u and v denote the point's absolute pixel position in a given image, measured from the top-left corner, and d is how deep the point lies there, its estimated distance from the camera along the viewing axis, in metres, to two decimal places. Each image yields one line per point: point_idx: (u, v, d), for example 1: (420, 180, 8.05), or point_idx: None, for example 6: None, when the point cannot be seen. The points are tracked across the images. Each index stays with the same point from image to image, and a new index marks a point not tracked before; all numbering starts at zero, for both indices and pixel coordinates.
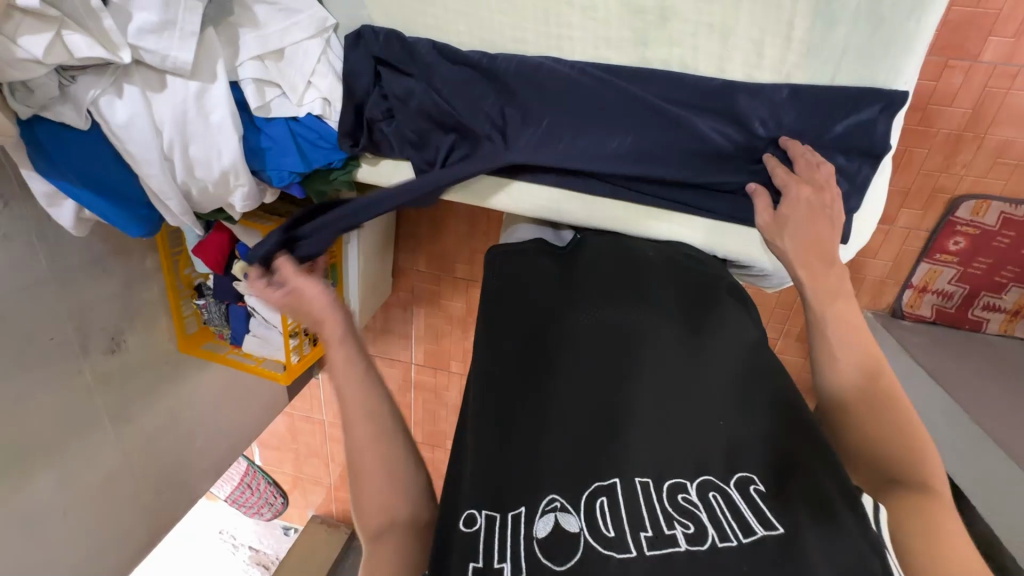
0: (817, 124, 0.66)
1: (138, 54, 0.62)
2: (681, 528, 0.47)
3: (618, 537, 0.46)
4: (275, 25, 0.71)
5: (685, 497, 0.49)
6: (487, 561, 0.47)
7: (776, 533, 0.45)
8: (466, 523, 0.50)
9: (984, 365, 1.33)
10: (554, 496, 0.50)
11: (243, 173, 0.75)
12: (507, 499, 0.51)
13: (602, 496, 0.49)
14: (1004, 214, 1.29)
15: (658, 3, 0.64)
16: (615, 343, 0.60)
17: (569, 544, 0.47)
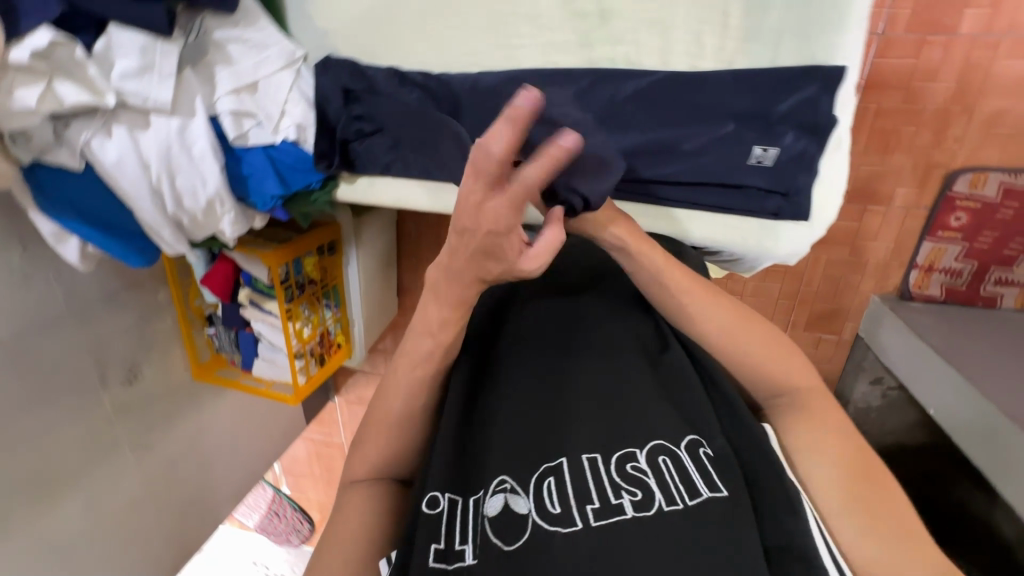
0: (763, 104, 0.68)
1: (122, 97, 0.68)
2: (628, 496, 0.50)
3: (564, 512, 0.49)
4: (248, 59, 0.76)
5: (635, 466, 0.52)
6: (449, 543, 0.51)
7: (719, 495, 0.50)
8: (429, 505, 0.53)
9: (1000, 342, 1.28)
10: (503, 477, 0.52)
11: (228, 200, 0.80)
12: (465, 480, 0.56)
13: (550, 477, 0.52)
14: (1004, 185, 1.26)
15: (598, 5, 0.68)
16: (563, 332, 0.63)
17: (517, 524, 0.50)
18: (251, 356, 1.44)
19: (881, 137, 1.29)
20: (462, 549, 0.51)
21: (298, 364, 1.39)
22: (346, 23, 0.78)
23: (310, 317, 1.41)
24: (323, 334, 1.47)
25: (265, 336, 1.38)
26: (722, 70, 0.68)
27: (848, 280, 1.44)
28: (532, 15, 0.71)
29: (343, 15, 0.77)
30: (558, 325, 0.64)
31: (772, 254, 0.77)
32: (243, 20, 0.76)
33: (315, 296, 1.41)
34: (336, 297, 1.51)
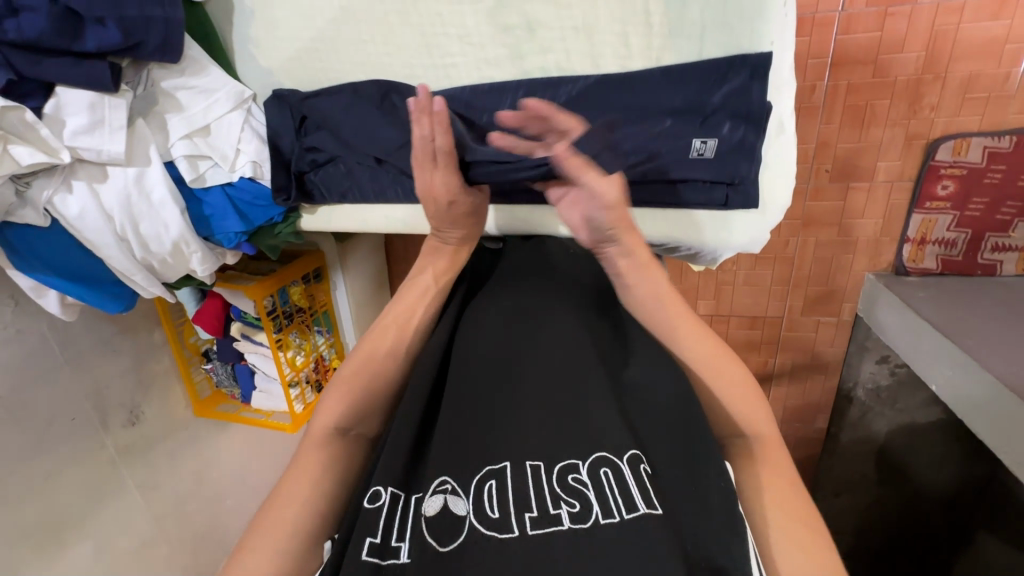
0: (696, 96, 0.69)
1: (76, 153, 0.71)
2: (567, 507, 0.48)
3: (501, 518, 0.48)
4: (198, 104, 0.79)
5: (576, 478, 0.50)
6: (386, 539, 0.50)
7: (656, 513, 0.47)
8: (371, 498, 0.51)
9: (1000, 310, 1.24)
10: (445, 478, 0.52)
11: (193, 241, 0.82)
12: (410, 482, 0.54)
13: (491, 480, 0.51)
14: (988, 149, 1.22)
15: (522, 18, 0.69)
16: (521, 330, 0.62)
17: (452, 526, 0.49)
18: (249, 388, 1.47)
19: (854, 113, 1.26)
20: (398, 546, 0.50)
21: (293, 393, 1.42)
22: (288, 59, 0.80)
23: (301, 345, 1.43)
24: (317, 361, 1.49)
25: (259, 367, 1.41)
26: (651, 68, 0.69)
27: (839, 261, 1.40)
28: (461, 33, 0.73)
29: (283, 52, 0.80)
30: (515, 332, 0.62)
31: (728, 245, 0.76)
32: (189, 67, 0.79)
33: (305, 323, 1.44)
34: (328, 322, 1.53)
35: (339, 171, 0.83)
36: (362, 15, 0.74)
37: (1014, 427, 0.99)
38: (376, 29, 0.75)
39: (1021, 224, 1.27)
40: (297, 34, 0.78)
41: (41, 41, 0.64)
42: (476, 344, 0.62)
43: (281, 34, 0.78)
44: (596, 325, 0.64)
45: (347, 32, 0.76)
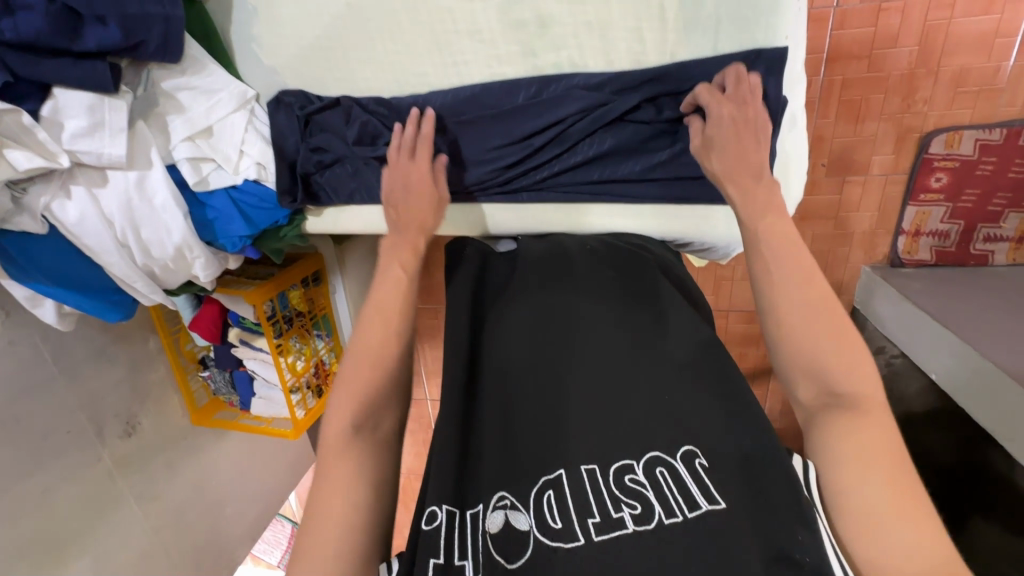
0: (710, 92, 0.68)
1: (75, 157, 0.68)
2: (628, 510, 0.49)
3: (565, 527, 0.49)
4: (199, 106, 0.76)
5: (633, 479, 0.50)
6: (448, 558, 0.51)
7: (718, 507, 0.47)
8: (428, 520, 0.53)
9: (994, 299, 1.26)
10: (503, 493, 0.53)
11: (197, 246, 0.80)
12: (464, 495, 0.56)
13: (549, 490, 0.52)
14: (980, 142, 1.25)
15: (535, 14, 0.68)
16: (555, 331, 0.62)
17: (519, 541, 0.50)
18: (248, 395, 1.44)
19: (849, 107, 1.27)
20: (462, 564, 0.51)
21: (295, 399, 1.38)
22: (291, 57, 0.78)
23: (302, 350, 1.40)
24: (317, 365, 1.46)
25: (259, 373, 1.39)
26: (666, 63, 0.69)
27: (836, 254, 1.43)
28: (471, 29, 0.71)
29: (286, 51, 0.77)
30: (544, 335, 0.62)
31: (743, 239, 0.77)
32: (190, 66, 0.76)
33: (305, 327, 1.41)
34: (327, 325, 1.51)
35: (347, 172, 0.81)
36: (369, 11, 0.73)
37: (1015, 415, 1.02)
38: (384, 25, 0.73)
39: (1012, 215, 1.30)
40: (301, 31, 0.76)
41: (39, 40, 0.61)
42: (508, 352, 0.62)
43: (283, 31, 0.76)
44: (630, 312, 0.64)
45: (354, 29, 0.74)
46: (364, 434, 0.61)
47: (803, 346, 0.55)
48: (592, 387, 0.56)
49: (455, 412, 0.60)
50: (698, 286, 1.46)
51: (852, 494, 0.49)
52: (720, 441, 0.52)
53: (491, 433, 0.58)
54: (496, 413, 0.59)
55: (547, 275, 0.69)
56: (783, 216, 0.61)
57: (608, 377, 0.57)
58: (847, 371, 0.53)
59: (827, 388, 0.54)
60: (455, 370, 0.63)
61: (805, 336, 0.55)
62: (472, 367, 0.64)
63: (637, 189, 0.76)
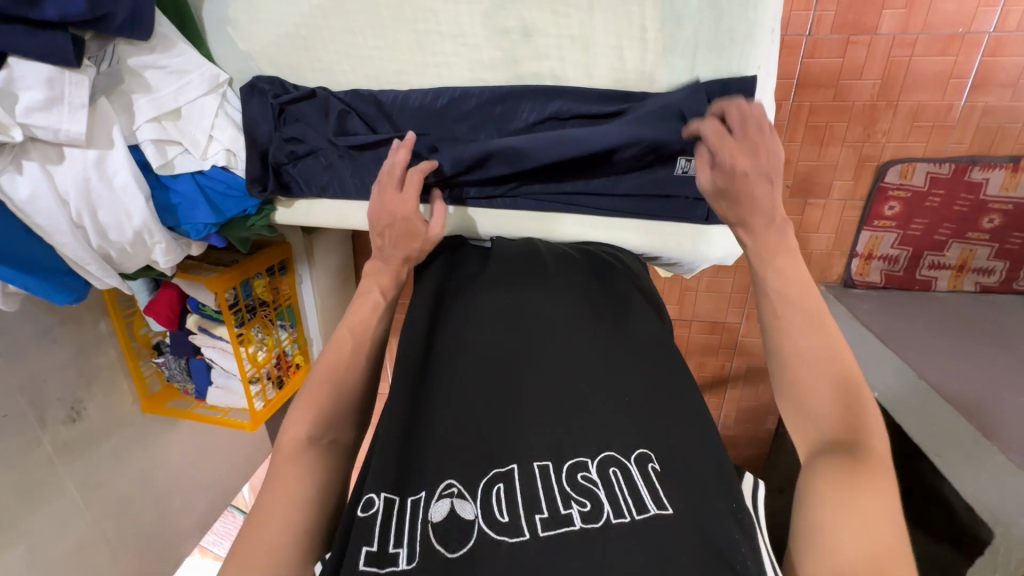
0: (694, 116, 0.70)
1: (28, 131, 0.64)
2: (578, 507, 0.50)
3: (511, 521, 0.49)
4: (168, 87, 0.74)
5: (586, 476, 0.52)
6: (382, 546, 0.50)
7: (665, 511, 0.48)
8: (364, 507, 0.52)
9: (934, 323, 1.35)
10: (451, 481, 0.53)
11: (157, 230, 0.78)
12: (408, 483, 0.54)
13: (499, 483, 0.52)
14: (930, 174, 1.33)
15: (519, 23, 0.69)
16: (515, 327, 0.65)
17: (463, 530, 0.50)
18: (204, 383, 1.39)
19: (814, 133, 1.33)
20: (395, 553, 0.49)
21: (253, 390, 1.35)
22: (268, 43, 0.76)
23: (263, 340, 1.37)
24: (279, 356, 1.43)
25: (217, 362, 1.34)
26: (645, 83, 0.70)
27: None
28: (455, 33, 0.71)
29: (264, 38, 0.75)
30: (505, 334, 0.64)
31: (706, 258, 0.79)
32: (159, 44, 0.73)
33: (268, 317, 1.38)
34: (291, 317, 1.47)
35: (319, 167, 0.79)
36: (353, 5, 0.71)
37: (945, 432, 1.09)
38: (368, 20, 0.72)
39: (955, 245, 1.38)
40: (279, 19, 0.74)
41: None
42: (468, 344, 0.64)
43: (261, 16, 0.74)
44: (589, 315, 0.66)
45: (337, 21, 0.73)
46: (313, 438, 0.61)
47: (806, 386, 0.54)
48: (546, 387, 0.59)
49: (405, 404, 0.59)
50: (664, 295, 1.50)
51: (830, 541, 0.45)
52: (666, 442, 0.55)
53: (441, 425, 0.58)
54: (447, 396, 0.60)
55: (510, 275, 0.71)
56: (794, 259, 0.61)
57: (562, 377, 0.59)
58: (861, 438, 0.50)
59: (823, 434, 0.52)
60: (413, 361, 0.63)
61: (810, 384, 0.54)
62: (426, 359, 0.64)
63: (609, 202, 0.78)
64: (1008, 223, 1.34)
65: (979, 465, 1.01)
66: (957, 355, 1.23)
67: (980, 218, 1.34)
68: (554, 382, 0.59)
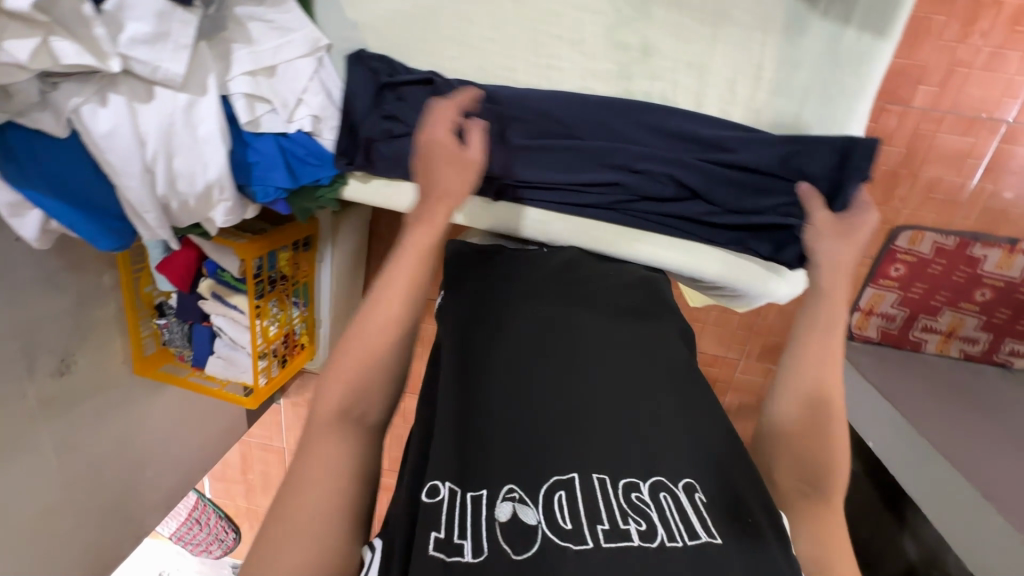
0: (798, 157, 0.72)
1: (126, 64, 0.60)
2: (635, 524, 0.49)
3: (575, 529, 0.48)
4: (270, 43, 0.70)
5: (638, 496, 0.51)
6: (449, 534, 0.48)
7: (716, 542, 0.47)
8: (430, 493, 0.50)
9: (923, 382, 1.43)
10: (512, 486, 0.52)
11: (229, 187, 0.74)
12: (472, 476, 0.52)
13: (560, 490, 0.51)
14: (936, 244, 1.41)
15: (641, 41, 0.70)
16: (563, 338, 0.64)
17: (523, 534, 0.48)
18: (205, 352, 1.32)
19: None
20: (461, 543, 0.47)
21: (261, 365, 1.29)
22: (379, 15, 0.74)
23: (278, 315, 1.31)
24: (288, 334, 1.38)
25: (225, 332, 1.28)
26: (749, 118, 0.72)
27: None
28: (574, 39, 0.71)
29: (376, 9, 0.73)
30: (552, 343, 0.64)
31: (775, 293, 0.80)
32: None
33: (285, 293, 1.32)
34: (303, 295, 1.42)
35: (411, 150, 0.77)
36: None
37: (940, 488, 1.14)
38: (489, 11, 0.72)
39: (947, 312, 1.47)
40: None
41: None
42: (516, 347, 0.63)
43: None
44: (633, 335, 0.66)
45: (455, 6, 0.72)
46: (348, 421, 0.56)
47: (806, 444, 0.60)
48: (597, 397, 0.59)
49: (456, 401, 0.58)
50: None
51: None
52: (711, 474, 0.54)
53: (495, 425, 0.56)
54: (496, 397, 0.59)
55: (553, 284, 0.71)
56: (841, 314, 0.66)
57: (614, 390, 0.59)
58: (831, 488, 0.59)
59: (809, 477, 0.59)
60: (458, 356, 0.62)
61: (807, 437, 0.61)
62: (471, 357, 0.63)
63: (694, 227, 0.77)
64: (998, 298, 1.43)
65: (971, 521, 1.07)
66: (948, 415, 1.31)
67: (974, 290, 1.44)
68: (604, 400, 0.59)
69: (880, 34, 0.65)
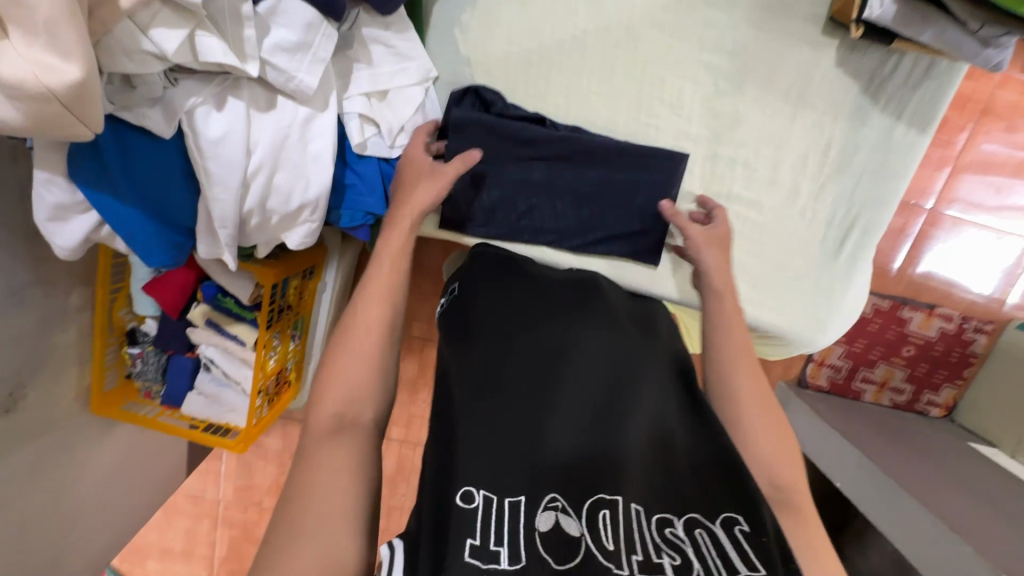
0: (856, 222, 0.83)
1: (262, 69, 0.56)
2: (668, 558, 0.44)
3: (618, 550, 0.44)
4: (389, 67, 0.68)
5: (673, 531, 0.47)
6: (484, 540, 0.42)
7: (760, 575, 0.43)
8: (465, 498, 0.44)
9: (873, 420, 1.60)
10: (553, 496, 0.47)
11: (321, 209, 0.68)
12: (511, 481, 0.47)
13: (603, 509, 0.47)
14: (876, 305, 1.64)
15: (732, 111, 0.78)
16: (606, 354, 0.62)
17: (567, 548, 0.43)
18: (182, 388, 1.16)
19: None
20: (496, 550, 0.41)
21: (258, 402, 1.15)
22: (497, 55, 0.75)
23: (279, 348, 1.19)
24: (282, 370, 1.24)
25: (218, 364, 1.14)
26: (815, 189, 0.82)
27: (764, 366, 1.70)
28: (673, 103, 0.77)
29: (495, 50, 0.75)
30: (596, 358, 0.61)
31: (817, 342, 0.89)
32: (392, 23, 0.68)
33: (288, 324, 1.20)
34: (301, 326, 1.29)
35: (514, 174, 0.77)
36: (592, 49, 0.75)
37: None
38: (602, 67, 0.76)
39: (881, 365, 1.67)
40: (519, 38, 0.74)
41: None
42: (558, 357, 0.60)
43: (495, 33, 0.74)
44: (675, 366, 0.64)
45: (571, 57, 0.75)
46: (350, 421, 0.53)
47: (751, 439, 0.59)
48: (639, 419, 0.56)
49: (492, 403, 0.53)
50: None
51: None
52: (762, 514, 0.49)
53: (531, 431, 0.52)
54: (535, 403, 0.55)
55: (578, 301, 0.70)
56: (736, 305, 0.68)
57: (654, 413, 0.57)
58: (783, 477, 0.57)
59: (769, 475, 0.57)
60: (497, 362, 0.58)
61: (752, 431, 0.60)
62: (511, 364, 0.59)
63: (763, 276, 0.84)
64: (918, 354, 1.66)
65: None
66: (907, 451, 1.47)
67: (901, 347, 1.65)
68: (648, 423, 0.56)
69: (920, 131, 0.79)
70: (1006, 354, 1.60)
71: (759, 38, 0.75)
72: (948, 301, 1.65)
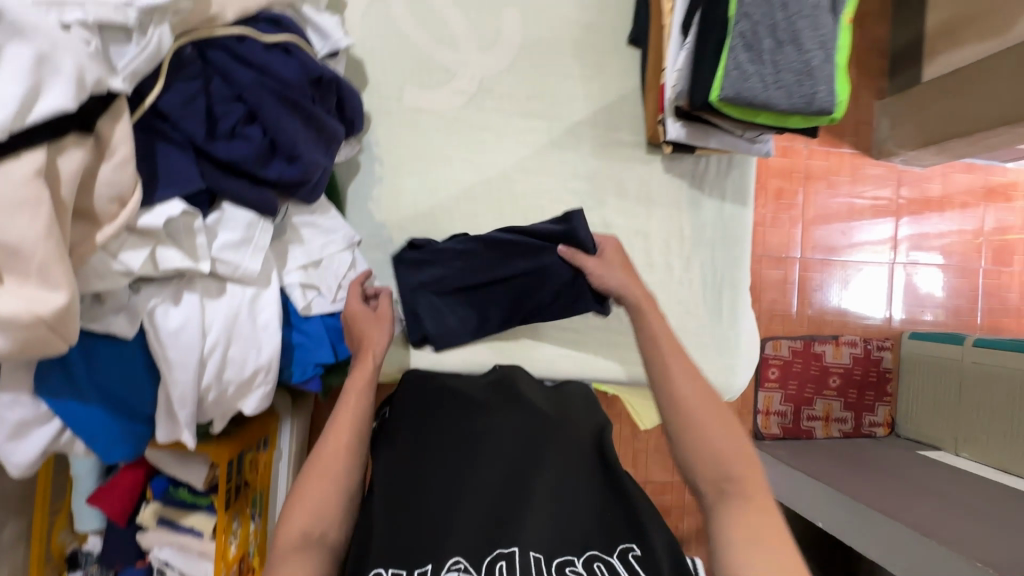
0: (725, 280, 1.03)
1: (211, 265, 0.67)
2: None
3: None
4: (318, 241, 0.82)
5: (573, 570, 0.61)
6: None
7: None
8: None
9: (830, 452, 1.69)
10: (457, 559, 0.62)
11: (274, 369, 0.76)
12: (415, 556, 0.62)
13: (501, 561, 0.61)
14: (791, 347, 1.79)
15: (600, 219, 0.98)
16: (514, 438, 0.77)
17: None
18: None
19: None
20: None
21: None
22: (398, 217, 0.92)
23: (239, 530, 1.15)
24: (243, 555, 1.18)
25: (174, 567, 1.07)
26: (684, 261, 1.01)
27: None
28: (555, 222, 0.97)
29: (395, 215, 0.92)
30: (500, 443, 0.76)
31: (735, 387, 1.03)
32: (316, 208, 0.84)
33: (247, 502, 1.17)
34: (260, 504, 1.24)
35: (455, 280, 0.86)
36: (480, 197, 0.94)
37: None
38: (491, 208, 0.94)
39: (819, 400, 1.81)
40: (413, 202, 0.92)
41: (238, 163, 0.67)
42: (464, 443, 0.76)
43: (401, 199, 0.92)
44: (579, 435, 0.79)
45: (461, 208, 0.94)
46: (317, 545, 0.59)
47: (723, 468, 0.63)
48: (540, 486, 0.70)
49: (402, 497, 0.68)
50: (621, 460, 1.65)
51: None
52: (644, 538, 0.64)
53: (440, 514, 0.67)
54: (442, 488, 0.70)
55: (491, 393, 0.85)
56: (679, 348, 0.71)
57: (555, 477, 0.72)
58: (740, 474, 0.63)
59: (722, 473, 0.63)
60: (412, 461, 0.73)
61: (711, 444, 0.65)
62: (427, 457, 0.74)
63: (666, 336, 1.00)
64: (844, 381, 1.82)
65: None
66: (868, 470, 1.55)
67: (829, 379, 1.81)
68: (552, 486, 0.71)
69: (742, 204, 1.03)
70: (913, 362, 1.79)
71: (605, 163, 0.98)
72: (849, 329, 1.84)
